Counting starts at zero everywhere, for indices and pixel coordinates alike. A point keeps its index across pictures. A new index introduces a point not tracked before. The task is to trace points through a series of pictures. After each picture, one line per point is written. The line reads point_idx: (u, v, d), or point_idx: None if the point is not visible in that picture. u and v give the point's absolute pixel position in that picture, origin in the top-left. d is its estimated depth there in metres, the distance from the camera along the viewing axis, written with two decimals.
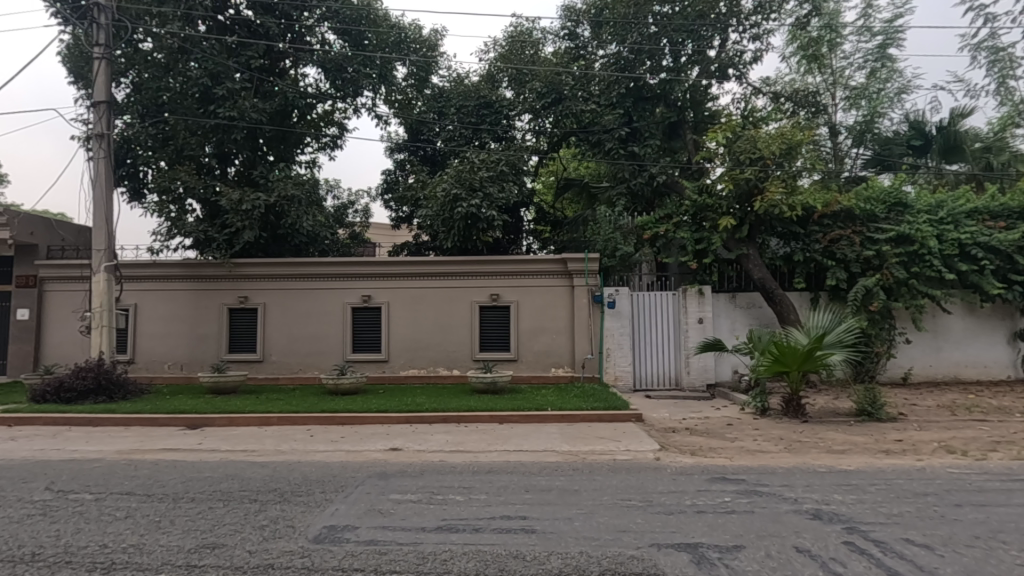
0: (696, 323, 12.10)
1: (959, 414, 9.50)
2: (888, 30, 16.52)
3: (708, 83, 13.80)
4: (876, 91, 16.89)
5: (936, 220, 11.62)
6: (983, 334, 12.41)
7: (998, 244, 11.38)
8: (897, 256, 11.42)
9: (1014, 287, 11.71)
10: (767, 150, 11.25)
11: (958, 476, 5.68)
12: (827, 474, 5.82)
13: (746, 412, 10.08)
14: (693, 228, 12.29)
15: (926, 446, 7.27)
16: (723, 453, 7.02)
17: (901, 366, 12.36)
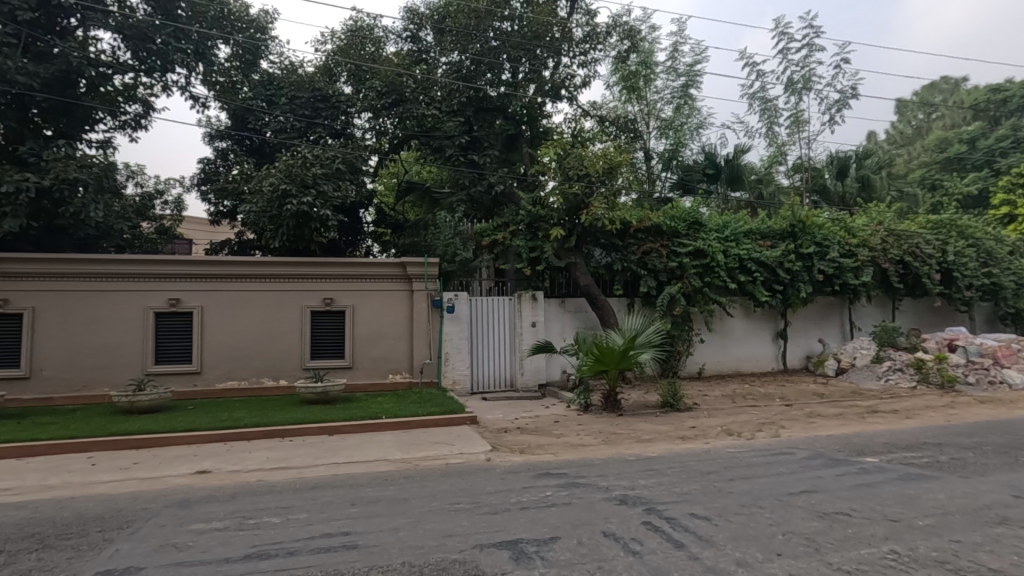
0: (530, 327, 12.75)
1: (737, 401, 11.33)
2: (690, 73, 19.17)
3: (542, 101, 14.60)
4: (680, 124, 19.53)
5: (723, 239, 13.70)
6: (756, 334, 14.95)
7: (766, 260, 13.79)
8: (694, 267, 13.24)
9: (777, 295, 14.28)
10: (592, 168, 12.27)
11: (733, 455, 6.75)
12: (635, 461, 6.51)
13: (572, 408, 10.88)
14: (528, 237, 12.93)
15: (713, 430, 8.54)
16: (549, 449, 7.47)
17: (697, 362, 14.35)
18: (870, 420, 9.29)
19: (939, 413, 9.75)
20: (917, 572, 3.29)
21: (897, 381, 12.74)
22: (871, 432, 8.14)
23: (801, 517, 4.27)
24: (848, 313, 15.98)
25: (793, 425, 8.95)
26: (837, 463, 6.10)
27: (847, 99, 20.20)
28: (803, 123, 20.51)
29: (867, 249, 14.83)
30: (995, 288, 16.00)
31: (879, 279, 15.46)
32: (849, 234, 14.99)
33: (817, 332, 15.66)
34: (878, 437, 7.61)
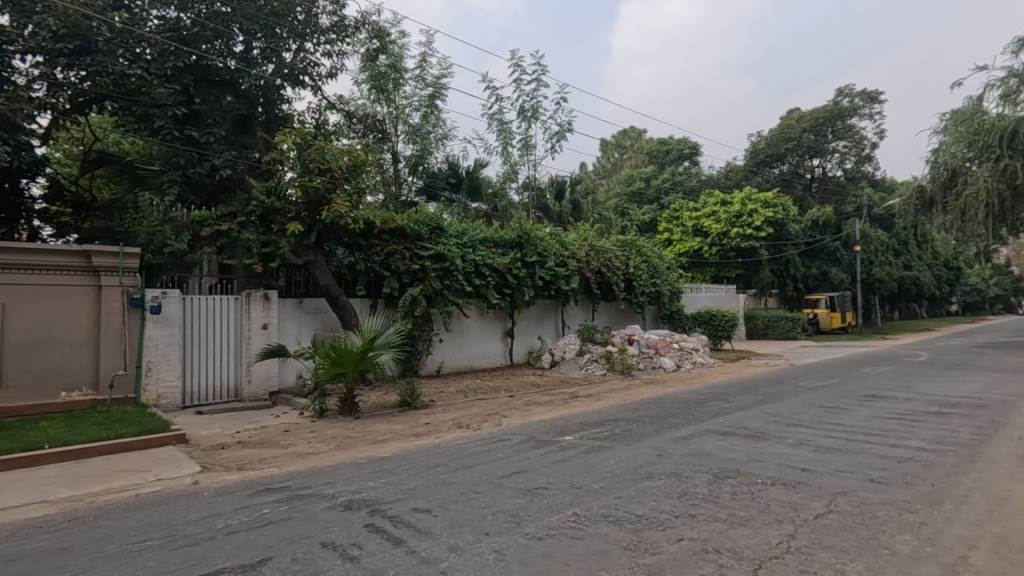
0: (260, 329, 11.57)
1: (469, 396, 12.22)
2: (436, 84, 20.00)
3: (281, 84, 13.47)
4: (427, 133, 20.31)
5: (462, 244, 14.60)
6: (488, 333, 16.37)
7: (498, 267, 15.18)
8: (435, 271, 13.79)
9: (506, 298, 15.83)
10: (334, 163, 11.76)
11: (459, 447, 7.23)
12: (366, 464, 6.44)
13: (305, 415, 10.23)
14: (260, 230, 11.77)
15: (444, 425, 9.01)
16: (273, 462, 6.86)
17: (436, 361, 14.96)
18: (572, 404, 11.03)
19: (619, 395, 12.14)
20: (590, 528, 4.01)
21: (593, 369, 15.46)
22: (570, 415, 9.66)
23: (509, 496, 4.80)
24: (560, 315, 18.73)
25: (513, 414, 10.04)
26: (543, 443, 7.06)
27: (564, 132, 23.76)
28: (531, 147, 23.39)
29: (575, 261, 17.60)
30: (659, 295, 20.66)
31: (583, 286, 18.51)
32: (563, 247, 17.56)
33: (537, 330, 17.95)
34: (575, 418, 9.07)
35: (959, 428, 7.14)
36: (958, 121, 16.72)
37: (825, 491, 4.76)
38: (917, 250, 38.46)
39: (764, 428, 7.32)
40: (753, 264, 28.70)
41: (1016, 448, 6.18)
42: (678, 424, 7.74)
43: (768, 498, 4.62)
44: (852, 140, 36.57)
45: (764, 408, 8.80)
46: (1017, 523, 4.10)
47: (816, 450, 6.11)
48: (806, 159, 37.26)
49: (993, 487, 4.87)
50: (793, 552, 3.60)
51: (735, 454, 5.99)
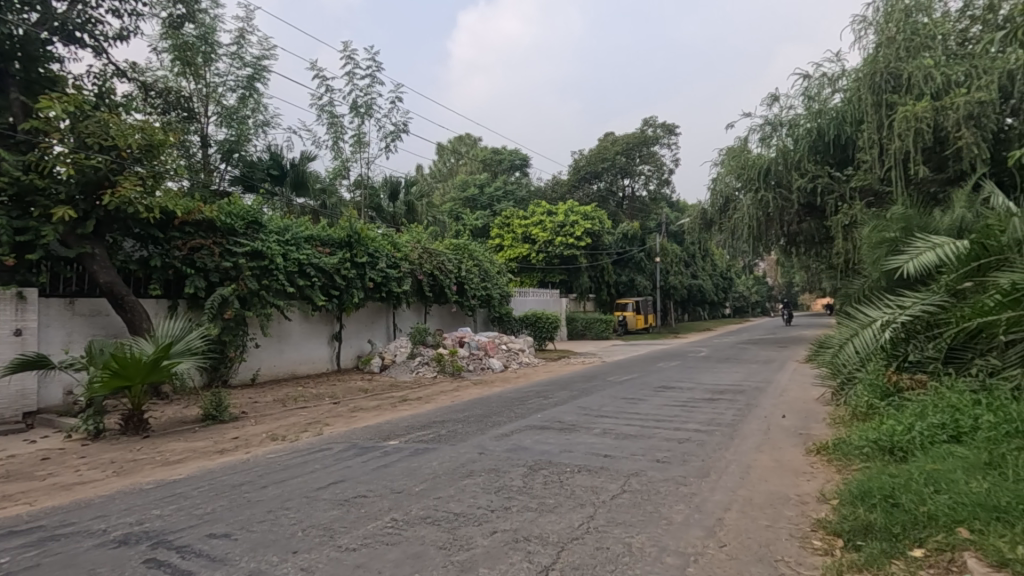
0: (10, 336, 9.27)
1: (288, 405, 11.32)
2: (256, 66, 18.32)
3: (49, 39, 11.12)
4: (244, 117, 18.44)
5: (283, 241, 13.46)
6: (312, 337, 15.35)
7: (325, 267, 14.29)
8: (250, 269, 12.52)
9: (332, 300, 15.00)
10: (122, 140, 10.01)
11: (271, 461, 6.64)
12: (152, 490, 5.57)
13: (74, 438, 8.51)
14: (13, 214, 9.51)
15: (256, 438, 8.21)
16: (22, 498, 5.57)
17: (250, 368, 13.53)
18: (399, 408, 10.86)
19: (447, 396, 12.27)
20: (406, 532, 3.97)
21: (424, 372, 15.42)
22: (397, 419, 9.49)
23: (323, 508, 4.55)
24: (391, 317, 18.34)
25: (336, 422, 9.53)
26: (364, 450, 6.82)
27: (398, 132, 23.38)
28: (364, 144, 22.58)
29: (408, 263, 17.39)
30: (489, 298, 21.37)
31: (416, 289, 18.37)
32: (395, 248, 17.21)
33: (366, 334, 17.33)
34: (401, 422, 8.94)
35: (725, 411, 8.58)
36: (730, 156, 19.99)
37: (622, 473, 5.35)
38: (702, 263, 45.49)
39: (576, 420, 7.99)
40: (574, 270, 31.22)
41: (762, 424, 7.63)
42: (500, 422, 8.07)
43: (574, 484, 5.05)
44: (655, 165, 41.90)
45: (577, 403, 9.61)
46: (759, 486, 5.06)
47: (617, 437, 6.84)
48: (619, 178, 41.76)
49: (744, 459, 5.94)
50: (591, 532, 3.97)
51: (548, 446, 6.45)
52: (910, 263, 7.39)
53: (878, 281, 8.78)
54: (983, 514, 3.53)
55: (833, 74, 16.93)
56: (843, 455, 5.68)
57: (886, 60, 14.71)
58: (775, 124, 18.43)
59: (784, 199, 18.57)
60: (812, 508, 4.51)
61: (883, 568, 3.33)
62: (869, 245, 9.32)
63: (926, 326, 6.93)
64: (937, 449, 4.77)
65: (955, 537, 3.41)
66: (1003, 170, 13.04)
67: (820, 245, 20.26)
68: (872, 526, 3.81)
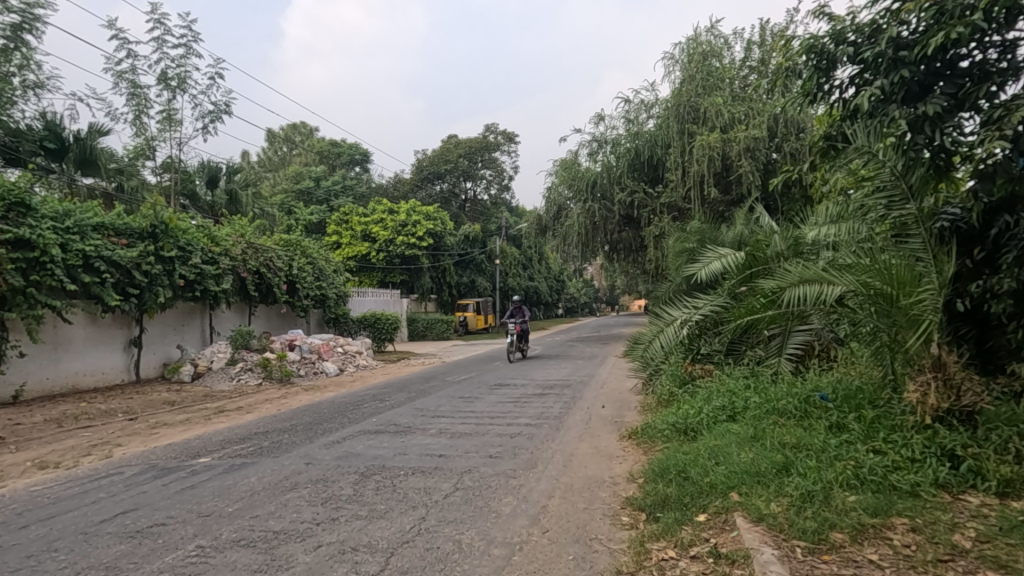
0: None
1: (65, 424, 9.45)
2: (26, 14, 15.04)
3: None
4: (5, 73, 14.99)
5: (61, 228, 11.18)
6: (100, 343, 13.01)
7: (118, 260, 12.15)
8: (12, 261, 10.17)
9: (130, 300, 12.88)
10: None
11: (36, 494, 5.45)
12: None
13: None
14: None
15: (16, 469, 6.68)
16: None
17: (11, 384, 11.01)
18: (214, 421, 9.68)
19: (273, 405, 11.29)
20: (215, 558, 3.56)
21: (246, 380, 14.04)
22: (211, 433, 8.47)
23: (107, 544, 3.88)
24: (206, 319, 16.33)
25: (131, 441, 8.18)
26: (166, 471, 5.95)
27: (220, 113, 20.99)
28: (175, 122, 19.84)
29: (228, 258, 15.64)
30: (324, 299, 20.14)
31: (238, 288, 16.61)
32: (212, 242, 15.34)
33: (175, 338, 15.19)
34: (215, 436, 7.97)
35: (553, 405, 9.17)
36: (563, 167, 21.45)
37: (455, 472, 5.42)
38: (538, 266, 48.14)
39: (411, 422, 7.89)
40: (415, 270, 30.81)
41: (585, 416, 8.30)
42: (330, 429, 7.64)
43: (407, 487, 4.98)
44: (496, 170, 43.25)
45: (414, 404, 9.50)
46: (579, 472, 5.49)
47: (451, 437, 6.92)
48: (461, 181, 42.37)
49: (568, 448, 6.41)
50: (421, 533, 3.95)
51: (381, 450, 6.29)
52: (703, 270, 8.63)
53: (680, 285, 10.11)
54: (748, 479, 4.25)
55: (648, 102, 19.08)
56: (649, 438, 6.42)
57: (688, 95, 17.03)
58: (601, 141, 20.19)
59: (608, 210, 20.44)
60: (623, 488, 5.02)
61: (675, 534, 3.82)
62: (673, 254, 10.70)
63: (713, 324, 8.18)
64: (719, 428, 5.64)
65: (729, 500, 4.07)
66: (770, 196, 15.88)
67: (636, 252, 22.69)
68: (667, 499, 4.37)
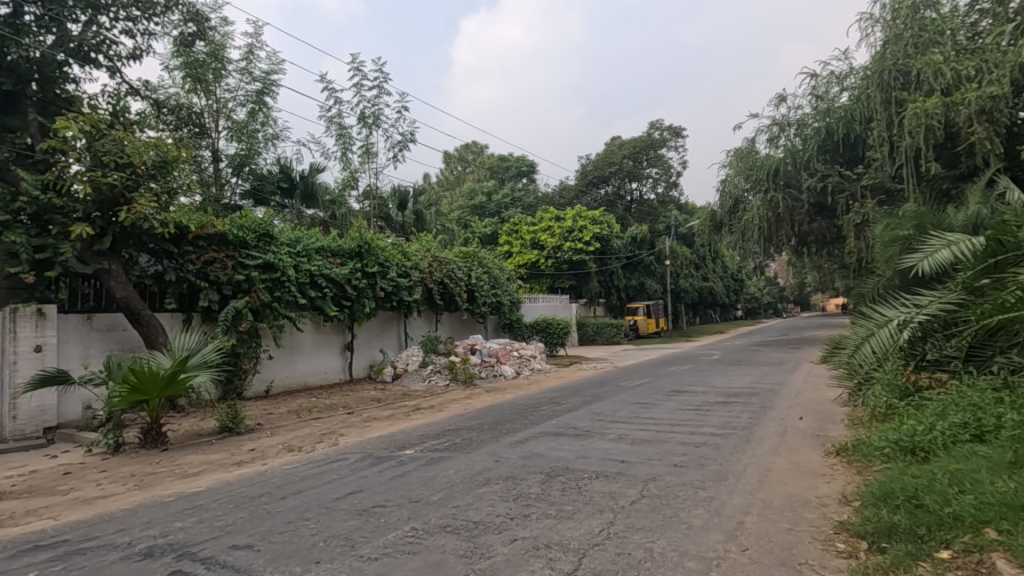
0: (31, 353, 9.05)
1: (303, 415, 11.40)
2: (265, 80, 18.62)
3: (66, 61, 11.15)
4: (254, 130, 18.73)
5: (295, 253, 13.54)
6: (323, 348, 15.44)
7: (335, 277, 14.32)
8: (263, 281, 12.56)
9: (344, 310, 15.07)
10: (137, 157, 9.90)
11: (288, 472, 6.67)
12: (172, 502, 5.63)
13: (95, 452, 8.39)
14: (31, 231, 9.42)
15: (273, 450, 8.26)
16: (46, 513, 5.62)
17: (264, 380, 13.64)
18: (413, 417, 10.89)
19: (460, 404, 12.32)
20: (426, 541, 3.98)
21: (436, 381, 15.49)
22: (411, 428, 9.52)
23: (342, 518, 4.58)
24: (401, 326, 18.41)
25: (350, 432, 9.55)
26: (380, 460, 6.86)
27: (406, 142, 23.57)
28: (373, 155, 22.78)
29: (418, 271, 17.47)
30: (499, 305, 21.41)
31: (426, 297, 18.44)
32: (405, 257, 17.27)
33: (378, 343, 17.40)
34: (415, 431, 8.94)
35: (740, 414, 8.51)
36: (738, 157, 19.94)
37: (639, 478, 5.33)
38: (712, 264, 45.29)
39: (589, 426, 7.97)
40: (583, 275, 31.15)
41: (779, 427, 7.56)
42: (513, 430, 8.07)
43: (592, 490, 5.04)
44: (662, 168, 41.87)
45: (590, 408, 9.58)
46: (778, 489, 5.02)
47: (631, 443, 6.83)
48: (626, 182, 41.70)
49: (763, 462, 5.90)
50: (612, 538, 3.96)
51: (564, 453, 6.45)
52: (926, 261, 7.29)
53: (893, 280, 8.71)
54: (1010, 513, 3.48)
55: (840, 73, 16.76)
56: (864, 457, 5.61)
57: (894, 57, 14.55)
58: (783, 124, 18.37)
59: (794, 199, 18.56)
60: (834, 510, 4.46)
61: (909, 570, 3.28)
62: (882, 243, 9.23)
63: (944, 324, 6.87)
64: (959, 449, 4.72)
65: (983, 537, 3.37)
66: (1018, 165, 12.90)
67: (831, 244, 20.11)
68: (895, 528, 3.77)
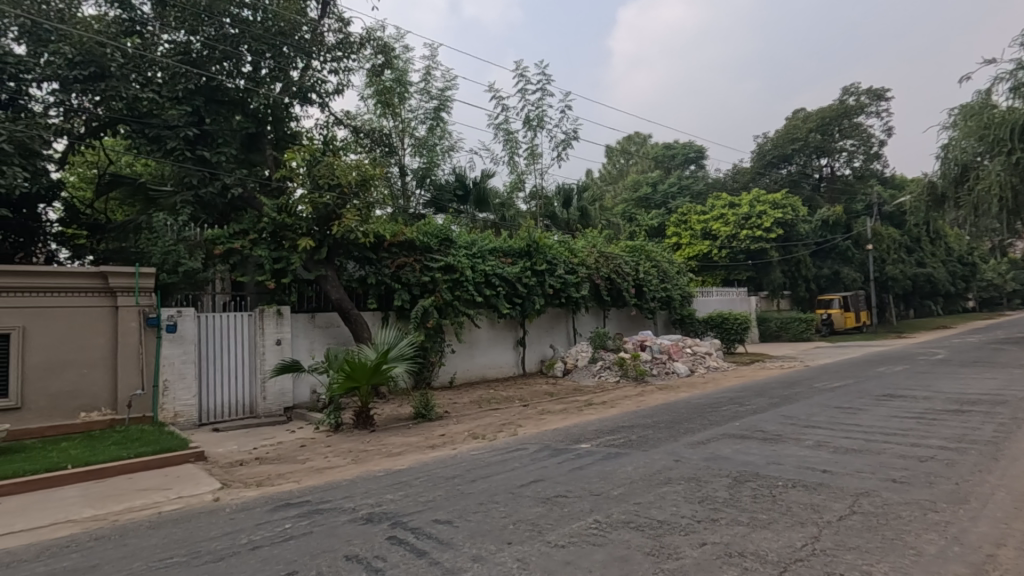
0: (273, 345, 11.07)
1: (483, 406, 12.23)
2: (441, 97, 20.30)
3: (290, 102, 13.40)
4: (434, 144, 20.53)
5: (471, 255, 14.57)
6: (499, 343, 16.38)
7: (508, 276, 15.10)
8: (445, 282, 13.72)
9: (516, 307, 15.78)
10: (344, 178, 11.49)
11: (475, 457, 7.22)
12: (383, 476, 6.47)
13: (321, 429, 9.98)
14: (271, 247, 11.50)
15: (460, 436, 9.01)
16: (291, 477, 6.86)
17: (448, 372, 14.94)
18: (585, 412, 11.00)
19: (632, 401, 12.12)
20: (610, 534, 4.00)
21: (606, 376, 15.40)
22: (585, 422, 9.64)
23: (528, 504, 4.81)
24: (570, 322, 18.71)
25: (527, 423, 9.98)
26: (558, 451, 7.07)
27: (569, 140, 23.86)
28: (538, 156, 23.50)
29: (585, 267, 17.58)
30: (669, 300, 20.61)
31: (594, 293, 18.48)
32: (572, 254, 17.53)
33: (548, 338, 17.93)
34: (589, 425, 9.02)
35: (980, 426, 7.03)
36: (966, 115, 16.50)
37: (847, 492, 4.71)
38: (930, 247, 38.08)
39: (780, 430, 7.27)
40: (764, 266, 28.45)
41: None
42: (692, 429, 7.71)
43: (789, 500, 4.59)
44: (859, 138, 36.41)
45: (780, 411, 8.71)
46: None
47: (833, 451, 6.08)
48: (814, 158, 36.99)
49: (1018, 485, 4.80)
50: (818, 554, 3.56)
51: (753, 457, 5.96)
52: None
53: None
54: None
55: None
56: None
57: None
58: None
59: None
60: None
61: None
62: None
63: None
64: None
65: None
66: None
67: None
68: None
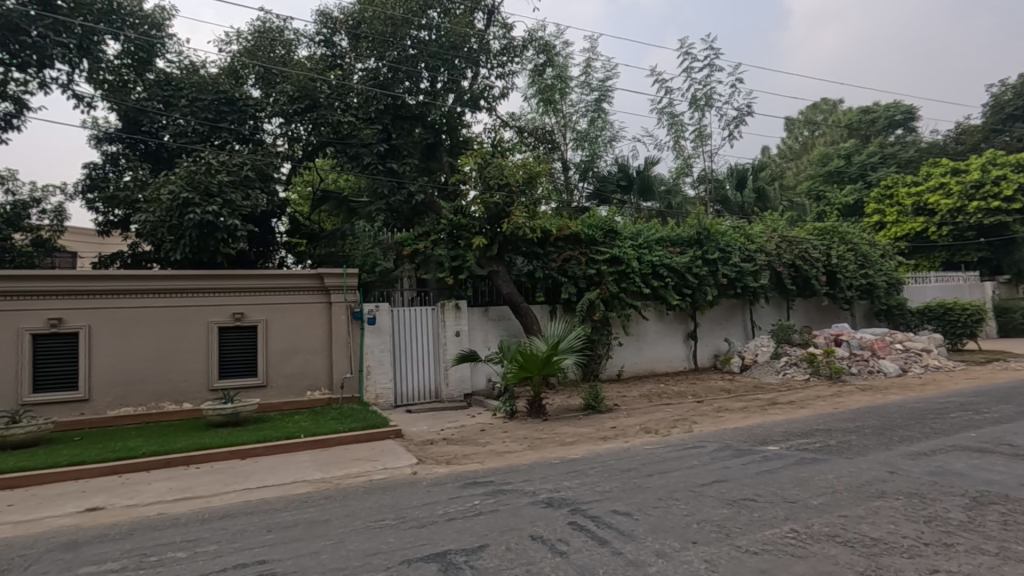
0: (454, 336, 12.01)
1: (653, 400, 11.89)
2: (602, 88, 20.11)
3: (462, 110, 14.40)
4: (595, 136, 20.42)
5: (637, 245, 14.23)
6: (669, 336, 15.79)
7: (677, 266, 14.44)
8: (611, 274, 13.62)
9: (686, 298, 15.00)
10: (511, 178, 12.00)
11: (650, 452, 7.06)
12: (559, 464, 6.66)
13: (497, 416, 10.61)
14: (449, 247, 12.51)
15: (632, 430, 8.88)
16: (475, 458, 7.42)
17: (616, 365, 14.81)
18: (770, 412, 10.07)
19: (827, 402, 10.76)
20: (813, 547, 3.62)
21: (794, 373, 13.75)
22: (771, 423, 8.83)
23: (712, 505, 4.57)
24: (748, 314, 17.26)
25: (703, 421, 9.46)
26: (742, 452, 6.59)
27: (742, 117, 21.97)
28: (706, 137, 22.05)
29: (764, 254, 16.05)
30: (870, 288, 17.91)
31: (775, 282, 16.79)
32: (748, 240, 16.16)
33: (723, 331, 16.78)
34: (775, 426, 8.24)
35: None
36: None
37: None
38: None
39: None
40: (1004, 244, 23.17)
41: None
42: (909, 437, 6.60)
43: None
44: None
45: None
46: None
47: None
48: None
49: None
50: None
51: (999, 476, 4.90)
52: None
53: None
54: None
55: None
56: None
57: None
58: None
59: None
60: None
61: None
62: None
63: None
64: None
65: None
66: None
67: None
68: None
